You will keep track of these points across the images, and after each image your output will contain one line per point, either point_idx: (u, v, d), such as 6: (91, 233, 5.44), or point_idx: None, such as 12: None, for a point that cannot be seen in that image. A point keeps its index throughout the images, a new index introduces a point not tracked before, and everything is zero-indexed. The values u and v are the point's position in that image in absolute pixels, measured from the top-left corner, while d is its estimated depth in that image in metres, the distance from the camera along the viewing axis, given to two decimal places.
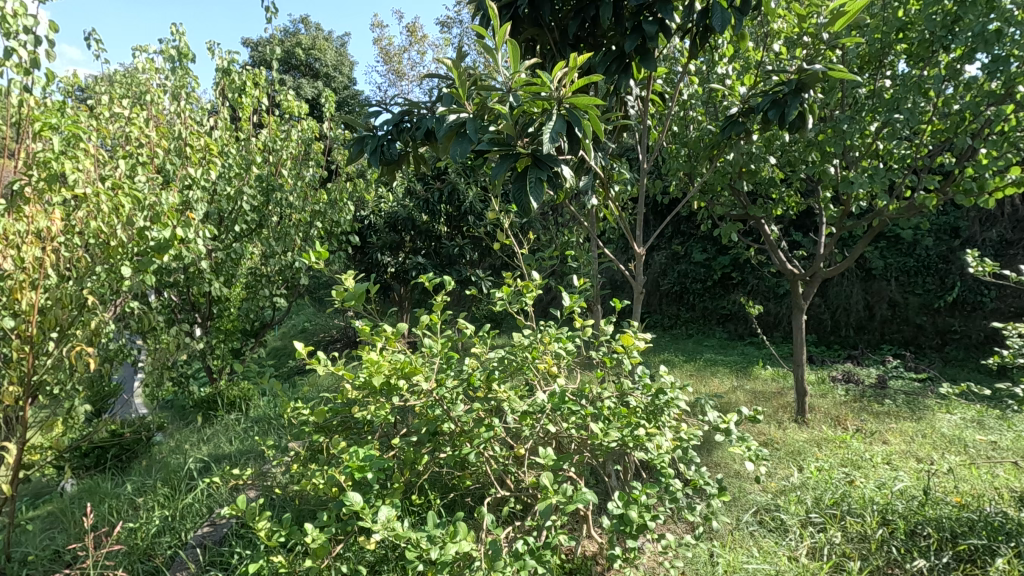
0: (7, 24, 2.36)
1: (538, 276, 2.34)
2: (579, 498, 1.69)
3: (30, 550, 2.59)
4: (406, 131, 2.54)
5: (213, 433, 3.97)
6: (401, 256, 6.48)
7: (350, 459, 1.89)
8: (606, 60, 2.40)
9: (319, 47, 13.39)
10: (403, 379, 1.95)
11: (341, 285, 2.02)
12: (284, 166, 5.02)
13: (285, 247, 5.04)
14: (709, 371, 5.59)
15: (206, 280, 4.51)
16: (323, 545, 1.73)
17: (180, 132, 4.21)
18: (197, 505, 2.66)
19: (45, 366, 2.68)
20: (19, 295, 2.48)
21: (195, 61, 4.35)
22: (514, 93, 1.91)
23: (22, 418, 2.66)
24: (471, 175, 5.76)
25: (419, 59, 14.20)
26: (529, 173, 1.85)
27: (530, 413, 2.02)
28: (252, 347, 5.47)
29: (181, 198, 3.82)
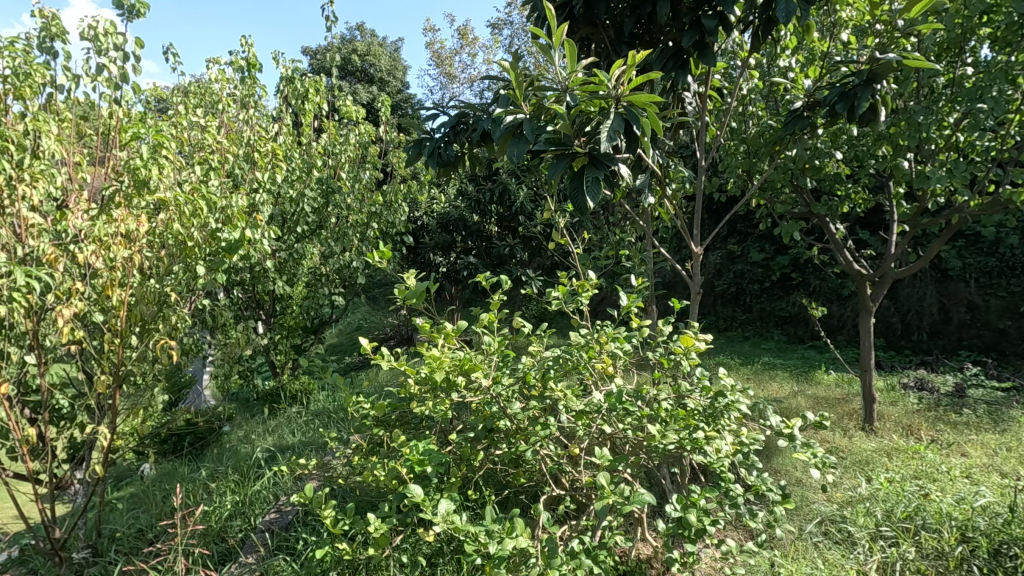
0: (100, 42, 2.57)
1: (594, 276, 2.33)
2: (636, 498, 1.67)
3: (118, 528, 2.79)
4: (463, 132, 2.58)
5: (277, 424, 4.17)
6: (452, 256, 6.59)
7: (410, 452, 1.95)
8: (662, 57, 2.37)
9: (374, 53, 13.78)
10: (462, 376, 2.01)
11: (402, 283, 2.07)
12: (343, 169, 5.20)
13: (343, 247, 5.23)
14: (768, 375, 5.39)
15: (270, 279, 4.75)
16: (384, 534, 1.80)
17: (249, 138, 4.45)
18: (264, 492, 2.81)
19: (132, 357, 2.90)
20: (110, 291, 2.70)
21: (261, 70, 4.61)
22: (571, 93, 1.91)
23: (112, 406, 2.88)
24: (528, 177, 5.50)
25: (469, 61, 14.38)
26: (586, 173, 1.85)
27: (586, 413, 2.02)
28: (312, 343, 5.70)
29: (249, 201, 4.03)
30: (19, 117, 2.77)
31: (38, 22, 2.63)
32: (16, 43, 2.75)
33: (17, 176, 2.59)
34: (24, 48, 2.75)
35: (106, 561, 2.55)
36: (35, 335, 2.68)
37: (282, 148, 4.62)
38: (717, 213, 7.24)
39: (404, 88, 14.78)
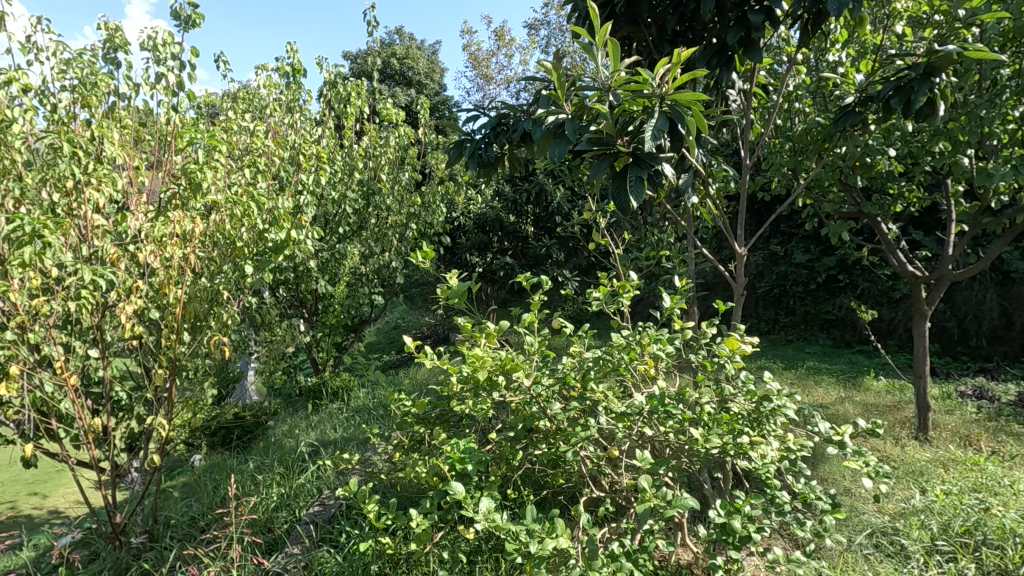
0: (159, 52, 2.70)
1: (635, 277, 2.30)
2: (679, 503, 1.64)
3: (172, 515, 2.92)
4: (502, 133, 2.60)
5: (320, 419, 4.28)
6: (489, 257, 6.63)
7: (452, 450, 1.97)
8: (706, 54, 2.32)
9: (412, 56, 13.99)
10: (504, 375, 2.00)
11: (444, 282, 2.09)
12: (383, 171, 5.30)
13: (383, 247, 5.33)
14: (814, 380, 5.22)
15: (313, 278, 4.89)
16: (426, 530, 1.83)
17: (294, 141, 4.58)
18: (309, 485, 2.89)
19: (186, 353, 3.03)
20: (166, 289, 2.83)
21: (306, 75, 4.74)
22: (614, 92, 1.90)
23: (168, 398, 3.02)
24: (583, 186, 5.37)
25: (506, 62, 14.43)
26: (630, 172, 1.84)
27: (627, 415, 1.99)
28: (352, 341, 5.82)
29: (294, 202, 4.16)
30: (85, 124, 2.95)
31: (103, 34, 2.78)
32: (84, 54, 2.92)
33: (83, 179, 2.75)
34: (91, 59, 2.92)
35: (162, 546, 2.67)
36: (98, 330, 2.84)
37: (325, 150, 4.74)
38: (759, 214, 7.05)
39: (442, 90, 14.94)
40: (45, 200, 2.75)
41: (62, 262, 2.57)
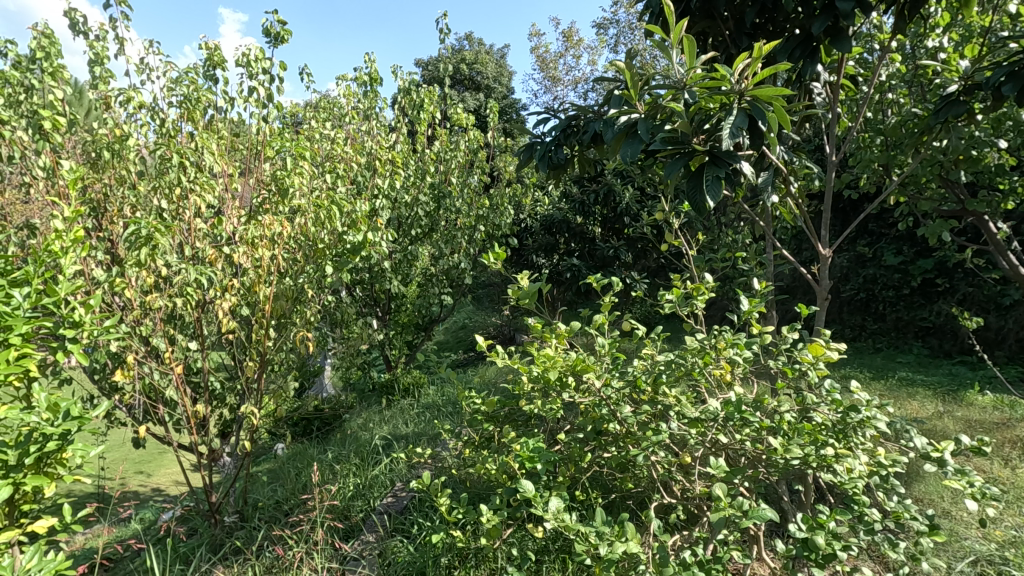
0: (252, 67, 2.92)
1: (711, 278, 2.23)
2: (756, 514, 1.57)
3: (260, 498, 3.14)
4: (573, 135, 2.60)
5: (392, 414, 4.46)
6: (555, 258, 6.62)
7: (521, 449, 2.00)
8: (788, 46, 2.20)
9: (481, 61, 14.24)
10: (574, 376, 2.01)
11: (516, 283, 2.11)
12: (453, 174, 5.42)
13: (452, 249, 5.47)
14: (907, 392, 4.83)
15: (387, 278, 5.10)
16: (496, 526, 1.86)
17: (370, 148, 4.79)
18: (382, 477, 3.02)
19: (272, 347, 3.25)
20: (257, 288, 3.04)
21: (382, 84, 4.95)
22: (690, 89, 1.85)
23: (257, 389, 3.24)
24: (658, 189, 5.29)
25: (574, 63, 14.39)
26: (706, 170, 1.79)
27: (701, 420, 1.93)
28: (422, 339, 6.01)
29: (370, 206, 4.36)
30: (189, 136, 3.23)
31: (204, 54, 3.05)
32: (189, 73, 3.22)
33: (188, 186, 3.02)
34: (194, 77, 3.21)
35: (251, 526, 2.87)
36: (198, 325, 3.09)
37: (400, 155, 4.93)
38: (845, 214, 6.62)
39: (509, 93, 15.10)
40: (155, 206, 3.03)
41: (169, 262, 2.83)
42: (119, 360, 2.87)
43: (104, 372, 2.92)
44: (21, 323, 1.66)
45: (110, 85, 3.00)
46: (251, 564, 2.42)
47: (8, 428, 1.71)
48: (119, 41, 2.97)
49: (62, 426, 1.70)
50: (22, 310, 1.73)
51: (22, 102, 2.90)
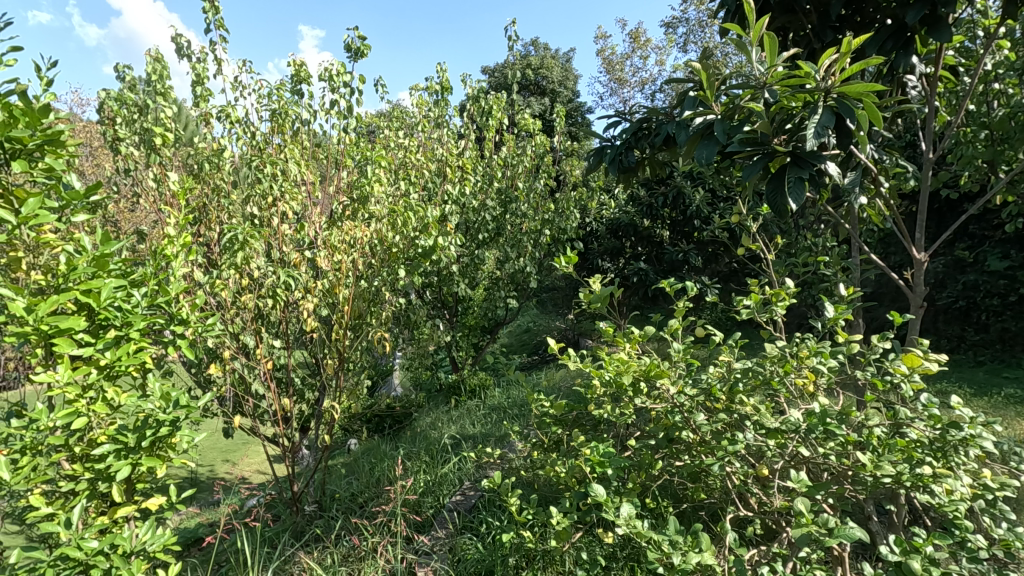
0: (334, 81, 3.11)
1: (792, 284, 2.13)
2: (844, 533, 1.48)
3: (337, 490, 3.30)
4: (644, 138, 2.56)
5: (460, 415, 4.56)
6: (621, 262, 6.53)
7: (591, 453, 1.99)
8: (879, 38, 2.08)
9: (547, 66, 14.31)
10: (646, 381, 1.99)
11: (587, 286, 2.10)
12: (520, 179, 5.45)
13: (518, 253, 5.52)
14: (1016, 411, 4.39)
15: (455, 281, 5.23)
16: (566, 528, 1.87)
17: (440, 154, 4.92)
18: (451, 475, 3.10)
19: (350, 346, 3.42)
20: (337, 290, 3.22)
21: (452, 92, 5.08)
22: (770, 88, 1.79)
23: (336, 386, 3.42)
24: (732, 191, 5.09)
25: (642, 64, 14.18)
26: (788, 172, 1.72)
27: (781, 432, 1.85)
28: (488, 341, 6.10)
29: (441, 211, 4.50)
30: (277, 148, 3.47)
31: (292, 70, 3.27)
32: (278, 89, 3.45)
33: (278, 194, 3.23)
34: (283, 93, 3.45)
35: (330, 516, 3.03)
36: (283, 324, 3.30)
37: (469, 161, 5.04)
38: (941, 215, 6.12)
39: (575, 97, 15.09)
40: (248, 213, 3.27)
41: (259, 266, 3.04)
42: (215, 355, 3.11)
43: (200, 367, 3.17)
44: (140, 320, 1.84)
45: (210, 103, 3.28)
46: (330, 551, 2.56)
47: (126, 413, 1.90)
48: (218, 62, 3.24)
49: (172, 414, 1.87)
50: (140, 307, 1.92)
51: (136, 121, 3.22)
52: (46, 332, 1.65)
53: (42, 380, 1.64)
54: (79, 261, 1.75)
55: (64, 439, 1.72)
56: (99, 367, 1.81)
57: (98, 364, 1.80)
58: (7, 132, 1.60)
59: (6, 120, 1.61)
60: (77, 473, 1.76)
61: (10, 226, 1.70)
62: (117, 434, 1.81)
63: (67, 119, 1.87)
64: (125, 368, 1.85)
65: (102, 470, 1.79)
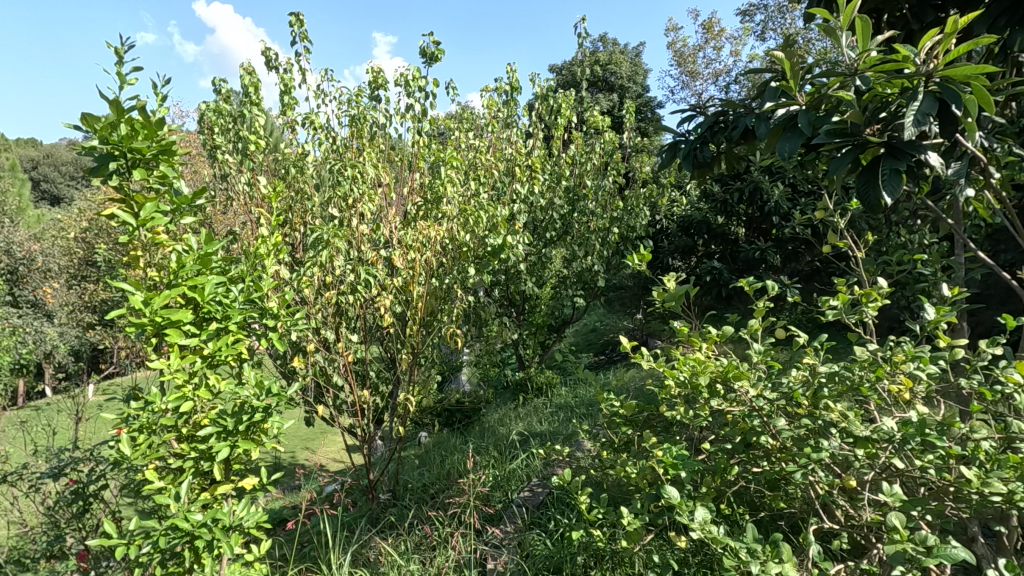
0: (410, 86, 3.23)
1: (886, 284, 1.99)
2: (946, 552, 1.37)
3: (410, 480, 3.43)
4: (720, 132, 2.48)
5: (527, 412, 4.60)
6: (693, 261, 6.33)
7: (664, 454, 1.95)
8: (990, 14, 1.90)
9: (615, 62, 14.09)
10: (723, 383, 1.92)
11: (661, 284, 2.06)
12: (588, 177, 5.42)
13: (586, 251, 5.46)
14: None
15: (523, 279, 5.28)
16: (637, 530, 1.85)
17: (509, 154, 4.96)
18: (520, 471, 3.14)
19: (423, 342, 3.54)
20: (412, 287, 3.35)
21: (521, 92, 5.11)
22: (863, 75, 1.68)
23: (409, 380, 3.54)
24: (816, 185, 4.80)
25: (715, 55, 13.66)
26: (882, 164, 1.61)
27: (872, 441, 1.73)
28: (555, 340, 6.11)
29: (510, 211, 4.55)
30: (357, 152, 3.64)
31: (370, 78, 3.43)
32: (358, 95, 3.63)
33: (358, 196, 3.40)
34: (362, 99, 3.62)
35: (403, 505, 3.15)
36: (361, 320, 3.46)
37: (538, 161, 5.07)
38: None
39: (644, 92, 14.76)
40: (330, 214, 3.46)
41: (339, 264, 3.21)
42: (299, 348, 3.31)
43: (284, 359, 3.38)
44: (237, 313, 2.01)
45: (297, 112, 3.50)
46: (403, 539, 2.66)
47: (225, 399, 2.06)
48: (303, 73, 3.45)
49: (265, 401, 2.04)
50: (237, 301, 2.08)
51: (232, 131, 3.48)
52: (160, 323, 1.83)
53: (157, 366, 1.82)
54: (186, 260, 1.93)
55: (174, 420, 1.90)
56: (203, 356, 1.99)
57: (202, 354, 1.97)
58: (129, 144, 1.82)
59: (129, 133, 1.81)
60: (184, 452, 1.94)
61: (130, 228, 1.92)
62: (218, 418, 1.97)
63: (178, 130, 2.07)
64: (225, 358, 2.01)
65: (205, 450, 1.96)
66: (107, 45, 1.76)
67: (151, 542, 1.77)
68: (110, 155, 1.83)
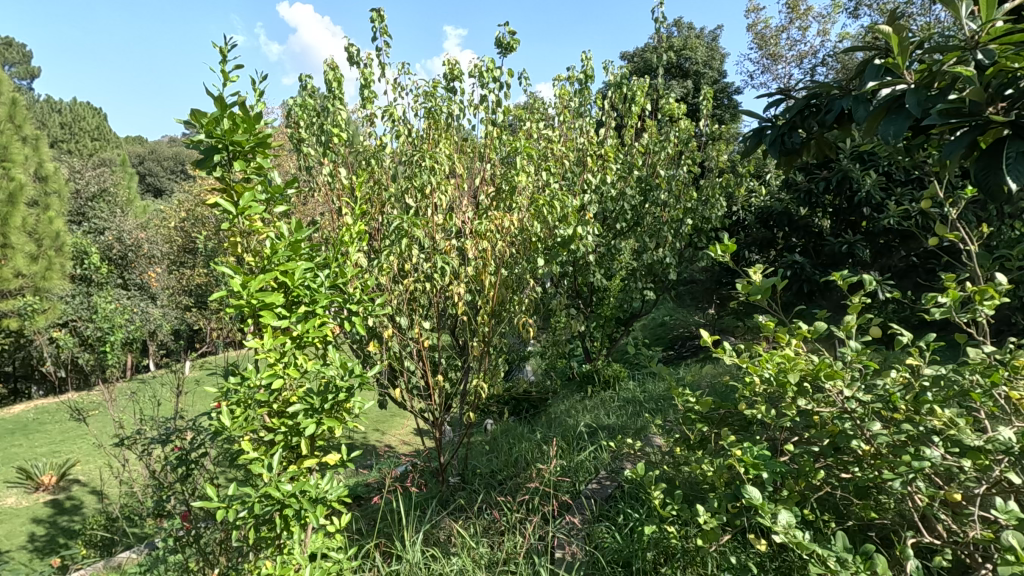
0: (485, 77, 3.26)
1: (1006, 281, 1.80)
2: None
3: (479, 466, 3.50)
4: (811, 117, 2.32)
5: (594, 404, 4.57)
6: (772, 254, 6.02)
7: (744, 454, 1.87)
8: None
9: (691, 47, 13.55)
10: (812, 383, 1.81)
11: (746, 276, 1.96)
12: (661, 167, 5.26)
13: (657, 243, 5.30)
14: None
15: (591, 271, 5.23)
16: (714, 529, 1.79)
17: (581, 143, 4.89)
18: (588, 463, 3.13)
19: (495, 331, 3.59)
20: (483, 276, 3.41)
21: (594, 80, 5.01)
22: (986, 48, 1.52)
23: (480, 368, 3.61)
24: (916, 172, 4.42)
25: (800, 36, 12.81)
26: (1005, 148, 1.45)
27: (984, 452, 1.59)
28: (623, 333, 6.02)
29: (581, 202, 4.51)
30: (432, 142, 3.73)
31: (446, 70, 3.48)
32: (434, 88, 3.70)
33: (434, 186, 3.49)
34: (438, 91, 3.69)
35: (473, 489, 3.22)
36: (434, 307, 3.55)
37: (611, 150, 4.98)
38: None
39: (720, 78, 14.13)
40: (406, 204, 3.57)
41: (413, 253, 3.30)
42: (375, 333, 3.44)
43: (362, 344, 3.53)
44: (323, 298, 2.11)
45: (376, 105, 3.62)
46: (473, 522, 2.72)
47: (312, 378, 2.18)
48: (382, 68, 3.56)
49: (348, 381, 2.15)
50: (323, 286, 2.19)
51: (316, 125, 3.65)
52: (256, 305, 1.96)
53: (252, 345, 1.96)
54: (279, 246, 2.05)
55: (267, 396, 2.03)
56: (293, 337, 2.11)
57: (291, 335, 2.10)
58: (231, 138, 1.96)
59: (231, 127, 1.96)
60: (275, 426, 2.07)
61: (230, 216, 2.06)
62: (306, 396, 2.09)
63: (271, 124, 2.19)
64: (311, 340, 2.13)
65: (293, 426, 2.09)
66: (212, 46, 1.90)
67: (247, 507, 1.91)
68: (214, 147, 1.97)
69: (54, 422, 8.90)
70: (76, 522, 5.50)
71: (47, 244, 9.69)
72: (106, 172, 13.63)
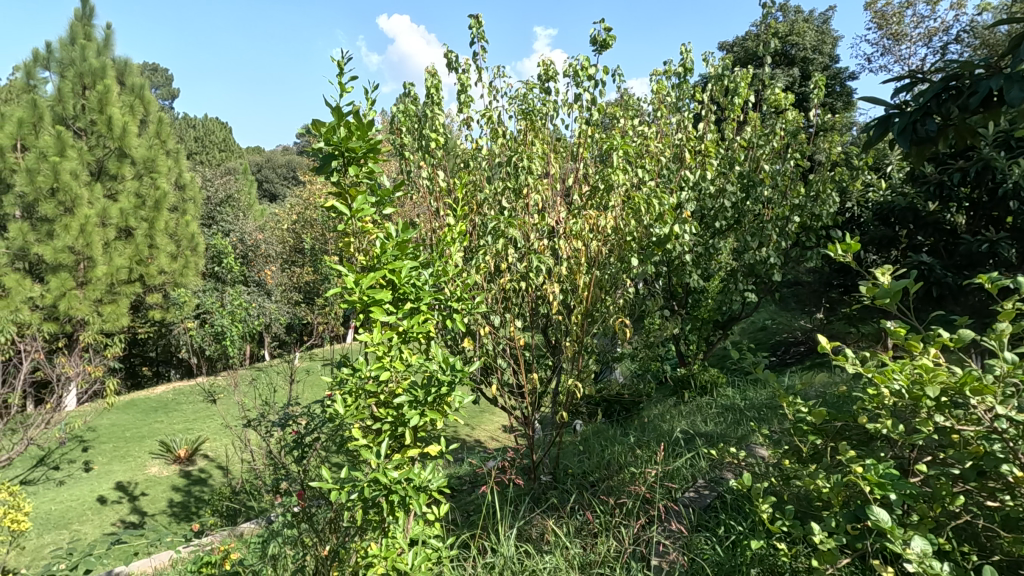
0: (580, 76, 3.24)
1: None
2: None
3: (570, 466, 3.50)
4: (951, 101, 2.06)
5: (689, 409, 4.41)
6: (894, 254, 5.46)
7: (869, 472, 1.72)
8: None
9: (799, 31, 12.63)
10: (953, 398, 1.63)
11: (873, 279, 1.79)
12: (765, 161, 4.95)
13: (760, 242, 5.00)
14: None
15: (687, 271, 5.05)
16: (833, 551, 1.66)
17: (678, 139, 4.73)
18: (684, 470, 3.03)
19: (588, 330, 3.57)
20: (577, 275, 3.40)
21: (693, 73, 4.82)
22: None
23: (572, 368, 3.60)
24: None
25: (929, 11, 11.51)
26: None
27: None
28: (720, 336, 5.74)
29: (677, 200, 4.36)
30: (526, 144, 3.78)
31: (541, 70, 3.50)
32: (529, 89, 3.74)
33: (529, 186, 3.52)
34: (534, 92, 3.72)
35: (564, 489, 3.23)
36: (527, 306, 3.59)
37: (710, 145, 4.76)
38: None
39: (833, 63, 13.04)
40: (501, 205, 3.64)
41: (508, 252, 3.36)
42: (470, 330, 3.53)
43: (457, 341, 3.64)
44: (426, 295, 2.20)
45: (474, 109, 3.72)
46: (565, 521, 2.71)
47: (416, 372, 2.28)
48: (479, 72, 3.65)
49: (448, 375, 2.23)
50: (427, 284, 2.29)
51: (417, 130, 3.81)
52: (367, 301, 2.09)
53: (363, 338, 2.09)
54: (387, 246, 2.17)
55: (376, 386, 2.16)
56: (399, 332, 2.22)
57: (398, 330, 2.21)
58: (346, 144, 2.10)
59: (346, 135, 2.09)
60: (382, 415, 2.19)
61: (344, 218, 2.21)
62: (411, 389, 2.19)
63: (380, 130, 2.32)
64: (416, 334, 2.23)
65: (399, 417, 2.20)
66: (331, 60, 2.03)
67: (358, 490, 2.04)
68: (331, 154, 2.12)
69: (188, 402, 10.01)
70: (206, 493, 6.14)
71: (185, 245, 10.94)
72: (231, 180, 15.11)
